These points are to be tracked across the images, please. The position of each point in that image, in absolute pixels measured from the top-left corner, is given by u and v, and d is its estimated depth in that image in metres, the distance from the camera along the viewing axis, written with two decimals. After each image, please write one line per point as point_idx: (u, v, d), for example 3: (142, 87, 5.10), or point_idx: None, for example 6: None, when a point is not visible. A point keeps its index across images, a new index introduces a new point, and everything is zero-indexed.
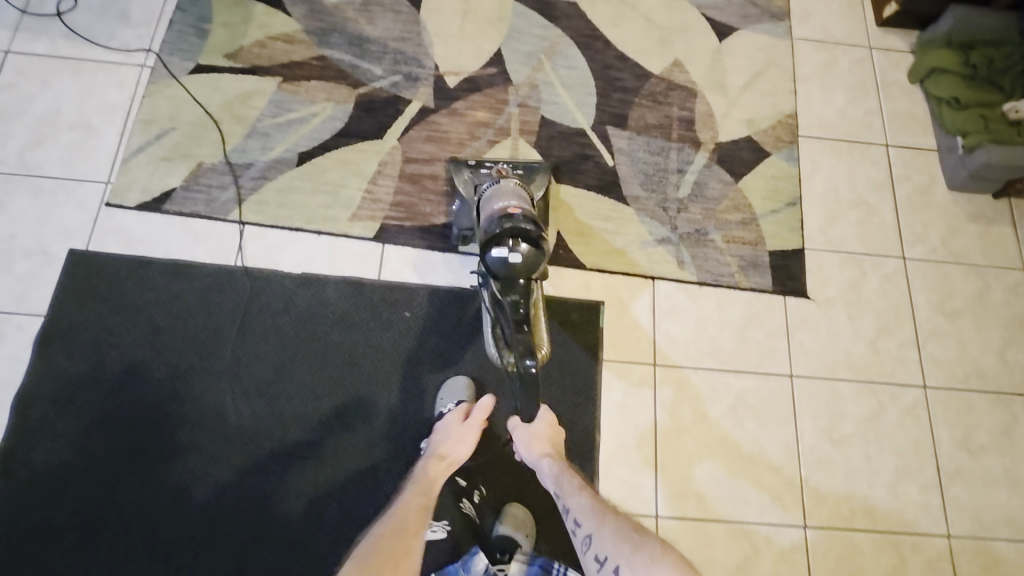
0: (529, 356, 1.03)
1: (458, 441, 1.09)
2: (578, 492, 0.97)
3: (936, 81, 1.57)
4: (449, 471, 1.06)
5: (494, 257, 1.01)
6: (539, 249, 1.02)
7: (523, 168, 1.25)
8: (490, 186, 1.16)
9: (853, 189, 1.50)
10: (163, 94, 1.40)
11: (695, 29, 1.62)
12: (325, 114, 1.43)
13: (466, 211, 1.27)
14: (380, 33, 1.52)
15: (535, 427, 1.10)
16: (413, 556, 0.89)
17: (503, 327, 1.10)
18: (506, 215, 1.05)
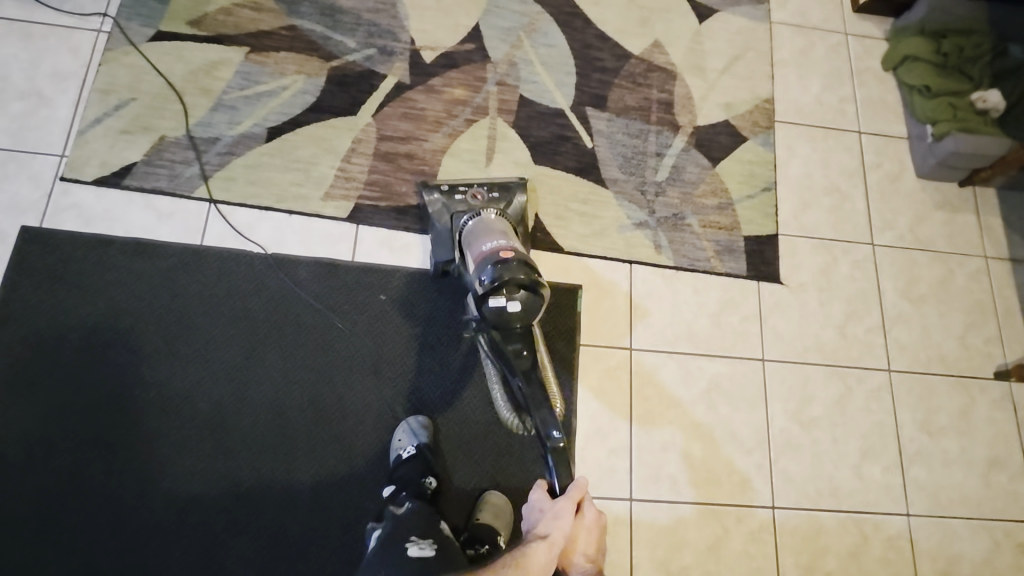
0: (552, 426, 1.00)
1: (555, 517, 1.00)
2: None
3: (909, 69, 1.59)
4: (548, 550, 0.95)
5: (491, 308, 1.01)
6: (534, 294, 1.02)
7: (496, 192, 1.26)
8: (467, 219, 1.19)
9: (826, 175, 1.52)
10: (122, 62, 1.33)
11: (675, 9, 1.60)
12: (295, 88, 1.37)
13: (442, 240, 1.23)
14: (353, 4, 1.46)
15: (584, 531, 1.03)
16: None
17: (513, 388, 1.06)
18: (497, 257, 1.04)
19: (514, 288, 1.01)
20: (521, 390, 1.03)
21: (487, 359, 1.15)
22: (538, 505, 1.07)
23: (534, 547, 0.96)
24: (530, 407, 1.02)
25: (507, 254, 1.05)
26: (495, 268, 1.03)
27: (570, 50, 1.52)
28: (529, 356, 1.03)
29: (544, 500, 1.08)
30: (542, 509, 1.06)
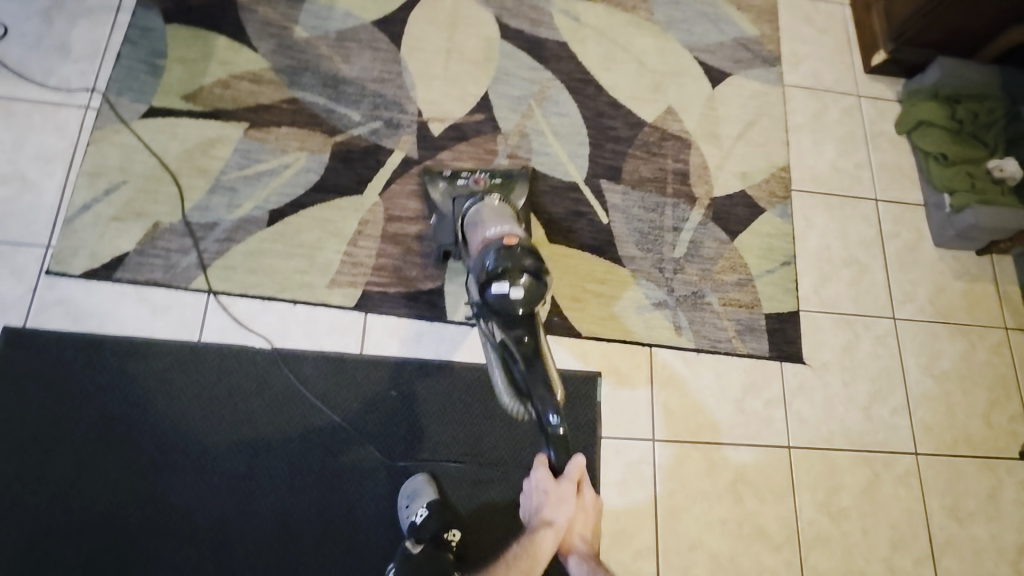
0: (552, 411, 0.93)
1: (559, 503, 1.00)
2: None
3: (924, 134, 1.56)
4: (555, 540, 0.98)
5: (494, 293, 0.97)
6: (541, 281, 0.98)
7: (498, 178, 1.28)
8: (472, 204, 1.19)
9: (845, 246, 1.49)
10: (111, 141, 1.25)
11: (688, 73, 1.56)
12: (298, 165, 1.31)
13: (446, 223, 1.24)
14: (357, 74, 1.40)
15: (585, 503, 1.03)
16: None
17: (513, 373, 0.99)
18: (502, 245, 1.02)
19: (520, 274, 0.97)
20: (522, 372, 0.96)
21: (486, 347, 1.08)
22: (542, 485, 1.03)
23: (539, 539, 0.98)
24: (530, 391, 0.94)
25: (513, 242, 1.03)
26: (502, 254, 0.99)
27: (582, 118, 1.47)
28: (531, 342, 0.96)
29: (547, 480, 1.02)
30: (545, 490, 1.02)
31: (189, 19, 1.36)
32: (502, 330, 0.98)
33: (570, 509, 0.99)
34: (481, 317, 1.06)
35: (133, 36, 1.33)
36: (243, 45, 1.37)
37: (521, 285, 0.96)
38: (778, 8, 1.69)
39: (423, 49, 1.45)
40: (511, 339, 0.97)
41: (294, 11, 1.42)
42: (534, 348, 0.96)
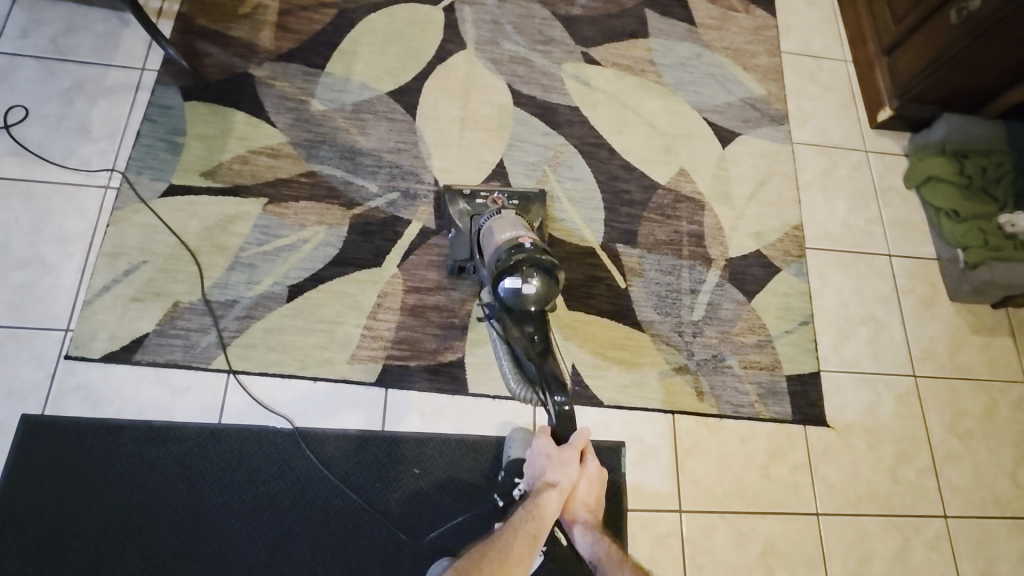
0: (558, 390, 1.07)
1: (561, 464, 1.04)
2: (617, 567, 0.99)
3: (932, 189, 1.58)
4: (560, 499, 1.01)
5: (507, 288, 1.08)
6: (551, 278, 1.09)
7: (517, 199, 1.30)
8: (489, 218, 1.22)
9: (862, 303, 1.49)
10: (131, 221, 1.25)
11: (697, 134, 1.58)
12: (317, 239, 1.31)
13: (462, 240, 1.27)
14: (374, 145, 1.41)
15: (586, 467, 1.08)
16: None
17: (523, 361, 1.14)
18: (514, 244, 1.11)
19: (532, 272, 1.08)
20: (532, 360, 1.10)
21: (499, 342, 1.23)
22: (543, 451, 1.07)
23: (545, 500, 1.01)
24: (538, 376, 1.09)
25: (524, 241, 1.12)
26: (514, 253, 1.09)
27: (596, 181, 1.48)
28: (539, 334, 1.11)
29: (549, 446, 1.07)
30: (548, 456, 1.06)
31: (208, 96, 1.39)
32: (514, 325, 1.12)
33: (574, 472, 1.04)
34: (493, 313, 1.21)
35: (153, 115, 1.35)
36: (261, 120, 1.39)
37: (531, 281, 1.07)
38: (782, 67, 1.73)
39: (437, 118, 1.47)
40: (524, 332, 1.11)
41: (311, 84, 1.44)
42: (543, 341, 1.11)
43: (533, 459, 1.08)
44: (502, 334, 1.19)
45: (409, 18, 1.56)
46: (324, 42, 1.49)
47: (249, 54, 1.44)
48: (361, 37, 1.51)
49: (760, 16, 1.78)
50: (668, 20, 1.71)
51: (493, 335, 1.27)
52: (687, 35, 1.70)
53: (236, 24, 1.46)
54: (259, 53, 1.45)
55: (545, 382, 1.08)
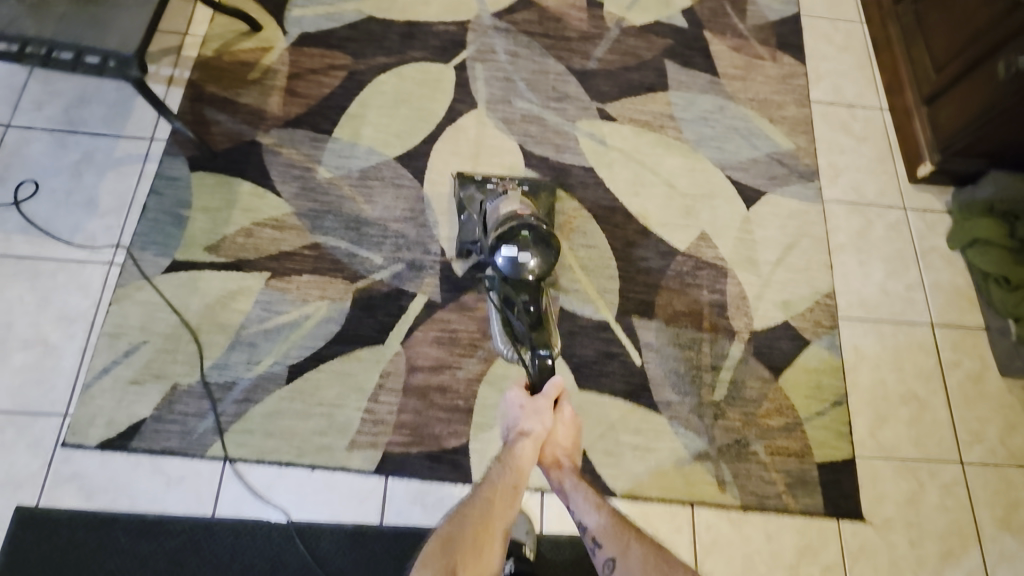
0: (543, 347, 1.09)
1: (534, 415, 1.04)
2: (596, 510, 1.00)
3: (981, 253, 1.45)
4: (534, 447, 1.02)
5: (504, 258, 1.09)
6: (548, 248, 1.11)
7: (526, 188, 1.36)
8: (494, 199, 1.25)
9: (901, 381, 1.37)
10: (133, 299, 1.24)
11: (720, 194, 1.50)
12: (319, 315, 1.27)
13: (472, 221, 1.30)
14: (380, 213, 1.37)
15: (562, 415, 1.07)
16: (496, 532, 0.92)
17: (514, 326, 1.16)
18: (515, 216, 1.15)
19: (529, 242, 1.10)
20: (522, 326, 1.12)
21: (495, 312, 1.25)
22: (516, 402, 1.07)
23: (520, 453, 1.01)
24: (525, 339, 1.12)
25: (524, 215, 1.16)
26: (513, 223, 1.12)
27: (610, 247, 1.41)
28: (532, 303, 1.13)
29: (521, 397, 1.07)
30: (520, 406, 1.05)
31: (214, 165, 1.37)
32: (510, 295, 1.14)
33: (547, 420, 1.04)
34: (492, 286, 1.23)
35: (159, 187, 1.33)
36: (267, 190, 1.36)
37: (529, 251, 1.09)
38: (812, 118, 1.63)
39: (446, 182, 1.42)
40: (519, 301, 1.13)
41: (318, 150, 1.41)
42: (535, 312, 1.13)
43: (508, 411, 1.08)
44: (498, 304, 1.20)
45: (419, 78, 1.53)
46: (332, 107, 1.46)
47: (256, 121, 1.42)
48: (369, 100, 1.48)
49: (788, 64, 1.69)
50: (689, 72, 1.64)
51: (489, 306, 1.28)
52: (708, 86, 1.62)
53: (245, 90, 1.45)
54: (267, 119, 1.43)
55: (532, 343, 1.11)
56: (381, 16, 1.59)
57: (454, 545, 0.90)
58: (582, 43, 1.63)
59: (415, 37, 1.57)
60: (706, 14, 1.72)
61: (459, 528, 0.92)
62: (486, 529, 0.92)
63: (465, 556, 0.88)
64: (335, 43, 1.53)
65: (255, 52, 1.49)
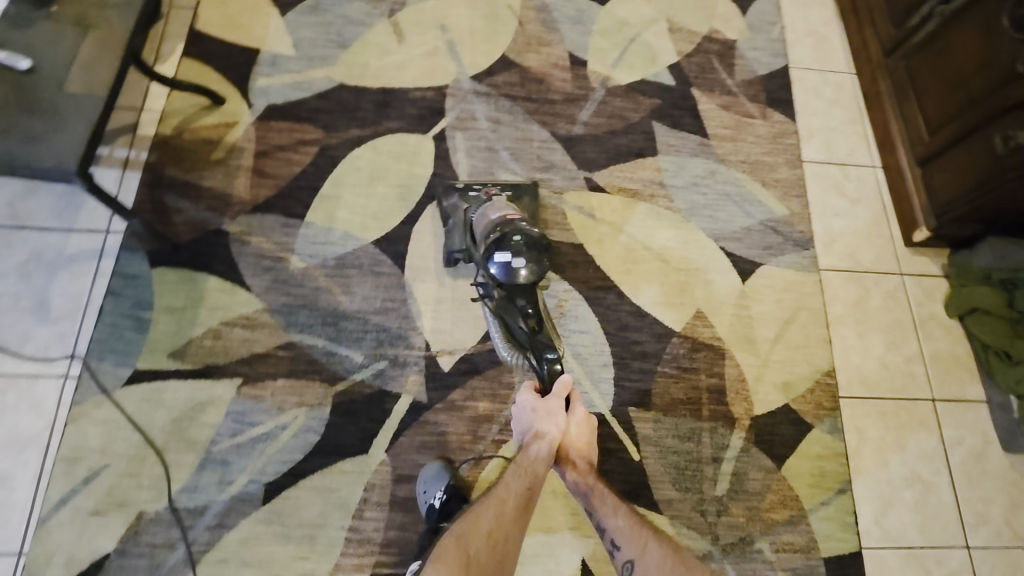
0: (551, 351, 1.11)
1: (548, 416, 1.12)
2: (614, 512, 1.06)
3: (979, 322, 1.42)
4: (548, 448, 1.10)
5: (497, 262, 1.08)
6: (541, 251, 1.10)
7: (508, 192, 1.38)
8: (480, 208, 1.25)
9: (904, 462, 1.34)
10: (92, 417, 1.14)
11: (714, 268, 1.44)
12: (296, 424, 1.19)
13: (458, 229, 1.32)
14: (359, 304, 1.29)
15: (575, 415, 1.14)
16: (509, 538, 1.01)
17: (515, 331, 1.14)
18: (505, 220, 1.13)
19: (521, 247, 1.08)
20: (524, 331, 1.12)
21: (492, 321, 1.23)
22: (529, 405, 1.15)
23: (535, 454, 1.10)
24: (528, 343, 1.12)
25: (514, 218, 1.14)
26: (503, 227, 1.11)
27: (603, 332, 1.35)
28: (531, 307, 1.12)
29: (534, 400, 1.15)
30: (534, 408, 1.14)
31: (178, 259, 1.27)
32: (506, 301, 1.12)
33: (561, 420, 1.12)
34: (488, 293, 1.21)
35: (117, 287, 1.23)
36: (237, 284, 1.27)
37: (522, 255, 1.08)
38: (805, 179, 1.58)
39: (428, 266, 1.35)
40: (518, 305, 1.11)
41: (290, 238, 1.32)
42: (536, 315, 1.11)
43: (523, 414, 1.16)
44: (495, 311, 1.19)
45: (396, 150, 1.44)
46: (304, 187, 1.37)
47: (222, 207, 1.33)
48: (344, 177, 1.39)
49: (779, 121, 1.64)
50: (679, 133, 1.57)
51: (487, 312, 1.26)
52: (699, 149, 1.57)
53: (210, 172, 1.35)
54: (233, 204, 1.33)
55: (537, 346, 1.11)
56: (354, 83, 1.49)
57: (469, 537, 0.98)
58: (566, 105, 1.56)
59: (390, 105, 1.48)
60: (694, 69, 1.66)
61: (476, 524, 1.00)
62: (501, 525, 1.01)
63: (481, 550, 0.97)
64: (305, 115, 1.44)
65: (218, 128, 1.39)
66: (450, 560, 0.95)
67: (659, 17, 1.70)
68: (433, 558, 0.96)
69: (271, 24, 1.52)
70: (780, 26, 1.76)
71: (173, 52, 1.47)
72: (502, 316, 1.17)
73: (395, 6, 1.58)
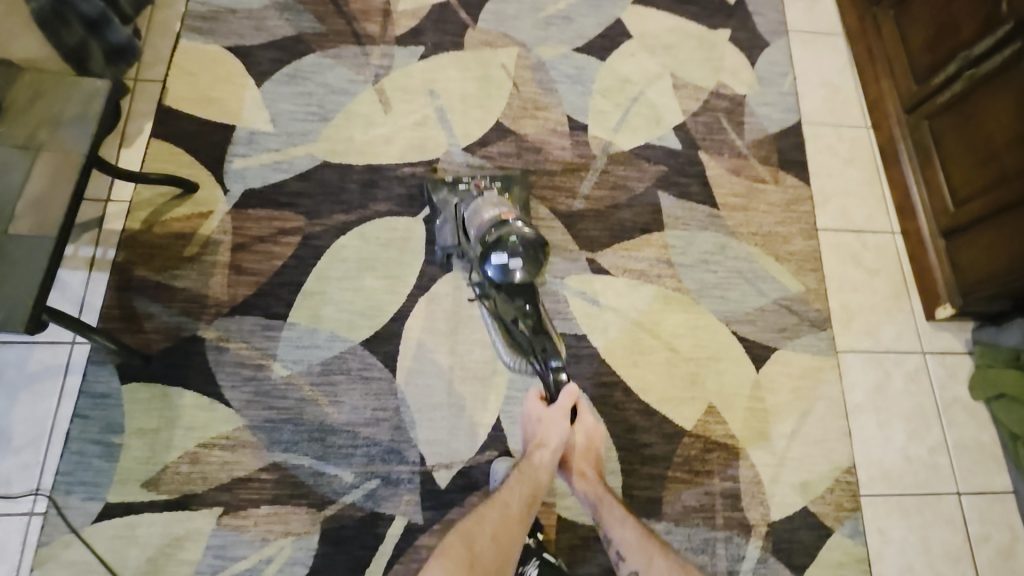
0: (553, 355, 1.11)
1: (553, 427, 1.11)
2: (622, 524, 1.06)
3: (1006, 409, 1.34)
4: (552, 458, 1.09)
5: (495, 263, 1.09)
6: (538, 253, 1.11)
7: (498, 183, 1.36)
8: (471, 203, 1.25)
9: (929, 565, 1.26)
10: (60, 559, 1.06)
11: (727, 356, 1.35)
12: (283, 556, 1.10)
13: (449, 225, 1.28)
14: (348, 417, 1.20)
15: (578, 425, 1.15)
16: (513, 543, 1.00)
17: (515, 335, 1.16)
18: (501, 222, 1.15)
19: (518, 248, 1.10)
20: (524, 331, 1.13)
21: (490, 322, 1.25)
22: (534, 414, 1.13)
23: (539, 463, 1.09)
24: (531, 346, 1.13)
25: (510, 220, 1.15)
26: (499, 230, 1.12)
27: (609, 433, 1.27)
28: (530, 306, 1.13)
29: (539, 409, 1.14)
30: (539, 417, 1.13)
31: (149, 373, 1.17)
32: (504, 302, 1.14)
33: (565, 431, 1.10)
34: (483, 295, 1.22)
35: (84, 408, 1.14)
36: (215, 399, 1.17)
37: (518, 257, 1.09)
38: (821, 250, 1.48)
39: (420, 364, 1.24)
40: (516, 306, 1.13)
41: (272, 342, 1.23)
42: (534, 315, 1.13)
43: (528, 421, 1.15)
44: (493, 312, 1.20)
45: (384, 236, 1.34)
46: (286, 283, 1.27)
47: (197, 310, 1.23)
48: (328, 270, 1.29)
49: (792, 185, 1.53)
50: (687, 204, 1.47)
51: (484, 314, 1.27)
52: (708, 220, 1.46)
53: (182, 270, 1.25)
54: (209, 307, 1.23)
55: (538, 347, 1.13)
56: (337, 161, 1.38)
57: (473, 537, 0.98)
58: (565, 176, 1.46)
59: (377, 185, 1.38)
60: (701, 130, 1.55)
61: (480, 525, 1.00)
62: (505, 527, 1.01)
63: (484, 550, 0.97)
64: (284, 200, 1.33)
65: (191, 220, 1.29)
66: (455, 556, 0.96)
67: (662, 72, 1.60)
68: (437, 550, 0.97)
69: (246, 97, 1.40)
70: (792, 77, 1.66)
71: (140, 132, 1.35)
72: (499, 317, 1.18)
73: (380, 72, 1.48)
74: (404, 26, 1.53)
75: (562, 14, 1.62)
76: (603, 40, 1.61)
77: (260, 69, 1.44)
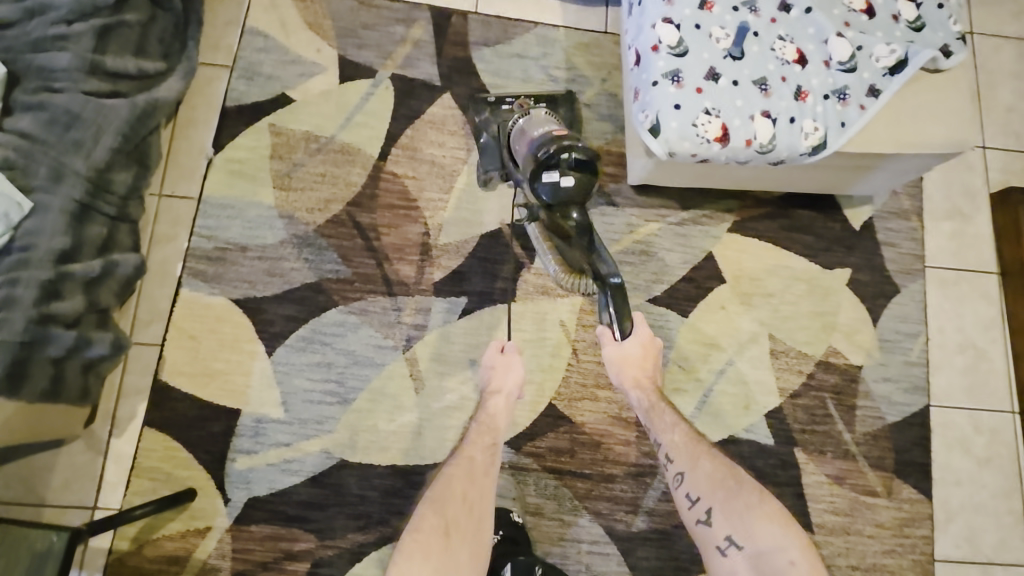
0: (612, 275, 0.92)
1: (505, 370, 1.09)
2: (671, 428, 1.04)
3: None
4: (508, 402, 1.08)
5: (545, 184, 0.87)
6: (591, 172, 0.88)
7: (544, 103, 1.13)
8: (518, 120, 1.05)
9: None
10: None
11: None
12: None
13: (491, 145, 1.10)
14: None
15: (628, 348, 1.09)
16: (487, 497, 0.95)
17: (569, 256, 0.97)
18: (552, 136, 0.91)
19: (570, 167, 0.87)
20: (576, 247, 0.94)
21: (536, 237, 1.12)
22: (488, 363, 1.12)
23: (493, 411, 1.07)
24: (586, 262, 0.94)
25: (563, 134, 0.92)
26: (550, 144, 0.89)
27: None
28: (584, 224, 0.91)
29: (494, 355, 1.11)
30: (492, 366, 1.11)
31: None
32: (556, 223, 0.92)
33: (518, 374, 1.09)
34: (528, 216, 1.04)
35: None
36: None
37: (571, 174, 0.87)
38: None
39: None
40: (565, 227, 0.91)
41: None
42: (586, 230, 0.91)
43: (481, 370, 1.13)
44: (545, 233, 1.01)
45: None
46: None
47: None
48: None
49: (907, 500, 1.24)
50: None
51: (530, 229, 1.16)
52: None
53: None
54: None
55: (592, 265, 0.93)
56: (356, 460, 1.17)
57: (444, 502, 0.92)
58: (626, 480, 1.22)
59: (401, 493, 1.17)
60: (801, 417, 1.26)
61: (445, 488, 0.95)
62: (473, 483, 0.95)
63: (458, 512, 0.91)
64: (294, 513, 1.14)
65: (186, 538, 1.11)
66: (427, 530, 0.89)
67: (758, 333, 1.29)
68: (409, 528, 0.90)
69: (254, 369, 1.19)
70: (924, 339, 1.32)
71: (132, 415, 1.16)
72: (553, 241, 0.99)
73: (412, 334, 1.22)
74: (444, 267, 1.26)
75: (639, 246, 1.30)
76: (688, 286, 1.30)
77: (272, 329, 1.21)
